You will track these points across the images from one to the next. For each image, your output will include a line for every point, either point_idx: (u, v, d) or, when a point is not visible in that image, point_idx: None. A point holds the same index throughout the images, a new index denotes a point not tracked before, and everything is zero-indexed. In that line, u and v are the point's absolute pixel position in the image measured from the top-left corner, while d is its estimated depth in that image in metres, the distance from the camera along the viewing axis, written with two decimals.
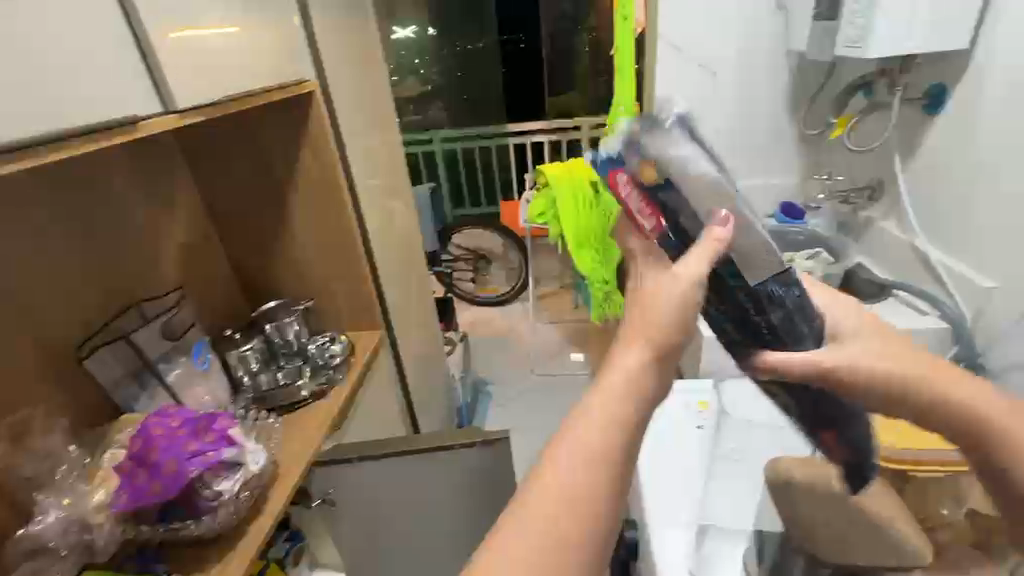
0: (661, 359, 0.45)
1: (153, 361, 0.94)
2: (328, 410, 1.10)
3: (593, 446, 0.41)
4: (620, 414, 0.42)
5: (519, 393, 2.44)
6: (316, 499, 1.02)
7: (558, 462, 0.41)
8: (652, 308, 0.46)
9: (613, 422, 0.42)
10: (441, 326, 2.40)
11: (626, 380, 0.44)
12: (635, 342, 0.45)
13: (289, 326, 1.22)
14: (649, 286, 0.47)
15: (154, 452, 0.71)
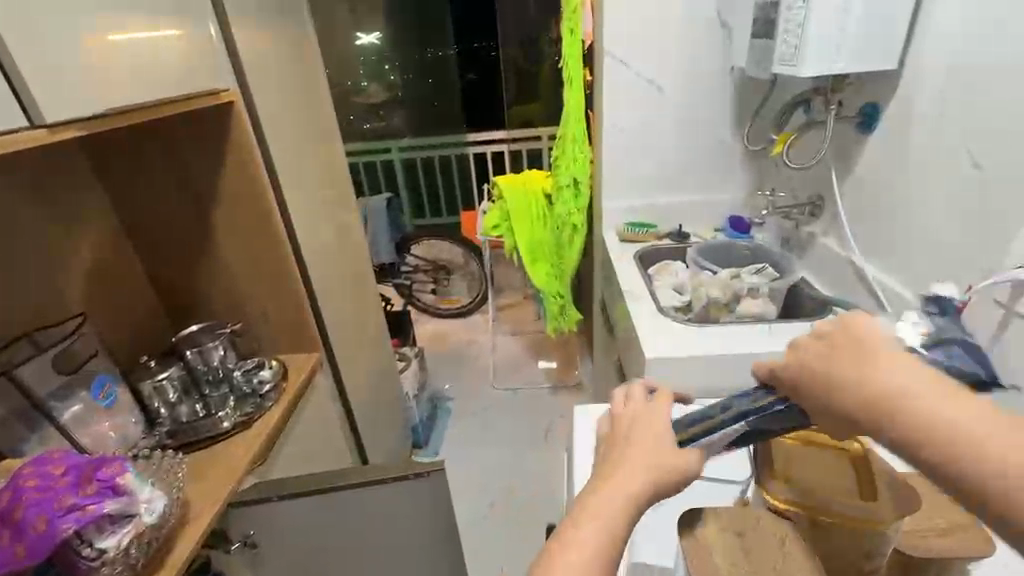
0: (659, 481, 0.49)
1: (42, 398, 0.85)
2: (254, 438, 1.02)
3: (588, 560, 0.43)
4: (616, 526, 0.45)
5: (477, 408, 2.38)
6: (236, 542, 0.95)
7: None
8: (649, 434, 0.53)
9: (606, 538, 0.44)
10: (395, 341, 2.32)
11: (627, 494, 0.47)
12: (638, 462, 0.50)
13: (213, 351, 1.12)
14: (642, 417, 0.55)
15: (19, 511, 0.63)
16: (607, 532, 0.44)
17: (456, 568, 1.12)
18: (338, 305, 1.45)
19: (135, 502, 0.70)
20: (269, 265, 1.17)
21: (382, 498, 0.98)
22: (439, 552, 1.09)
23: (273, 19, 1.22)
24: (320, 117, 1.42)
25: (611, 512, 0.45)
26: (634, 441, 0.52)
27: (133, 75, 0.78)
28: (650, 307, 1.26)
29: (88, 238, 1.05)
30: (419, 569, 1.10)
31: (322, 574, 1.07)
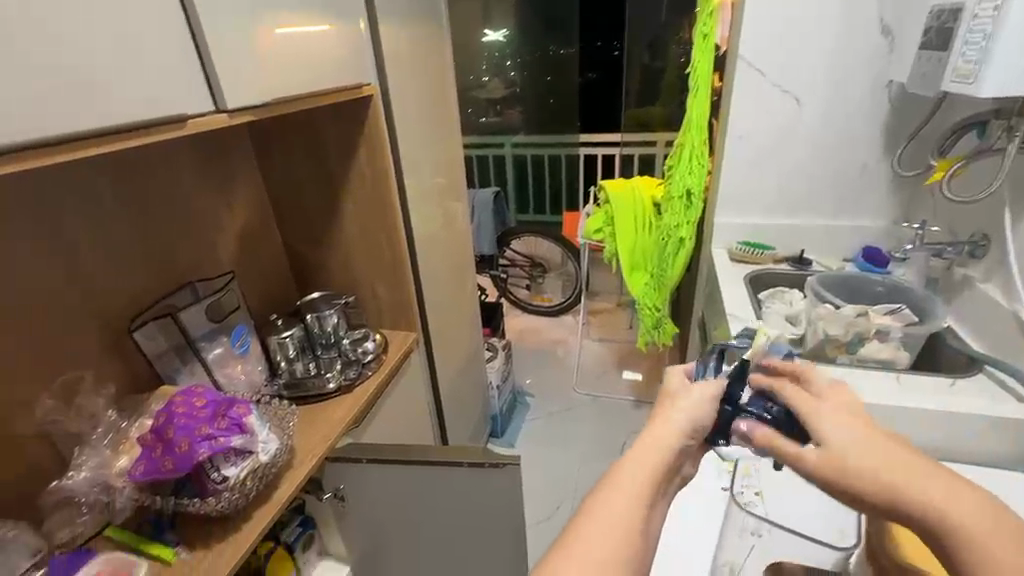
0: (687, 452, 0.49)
1: (194, 338, 1.00)
2: (354, 403, 1.12)
3: (617, 532, 0.42)
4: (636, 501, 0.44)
5: (557, 411, 2.37)
6: (328, 492, 1.08)
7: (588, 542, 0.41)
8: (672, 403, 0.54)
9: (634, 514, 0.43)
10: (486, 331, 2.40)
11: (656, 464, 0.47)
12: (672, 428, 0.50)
13: (328, 318, 1.24)
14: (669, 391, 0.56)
15: (170, 430, 0.76)
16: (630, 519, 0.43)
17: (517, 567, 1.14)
18: (439, 290, 1.53)
19: (254, 441, 0.81)
20: (380, 247, 1.28)
21: (459, 478, 1.03)
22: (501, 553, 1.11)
23: (415, 18, 1.30)
24: (443, 113, 1.49)
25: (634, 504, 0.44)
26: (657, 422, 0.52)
27: (296, 67, 0.89)
28: (757, 337, 1.17)
29: (244, 208, 1.22)
30: (482, 559, 1.13)
31: (391, 537, 1.15)
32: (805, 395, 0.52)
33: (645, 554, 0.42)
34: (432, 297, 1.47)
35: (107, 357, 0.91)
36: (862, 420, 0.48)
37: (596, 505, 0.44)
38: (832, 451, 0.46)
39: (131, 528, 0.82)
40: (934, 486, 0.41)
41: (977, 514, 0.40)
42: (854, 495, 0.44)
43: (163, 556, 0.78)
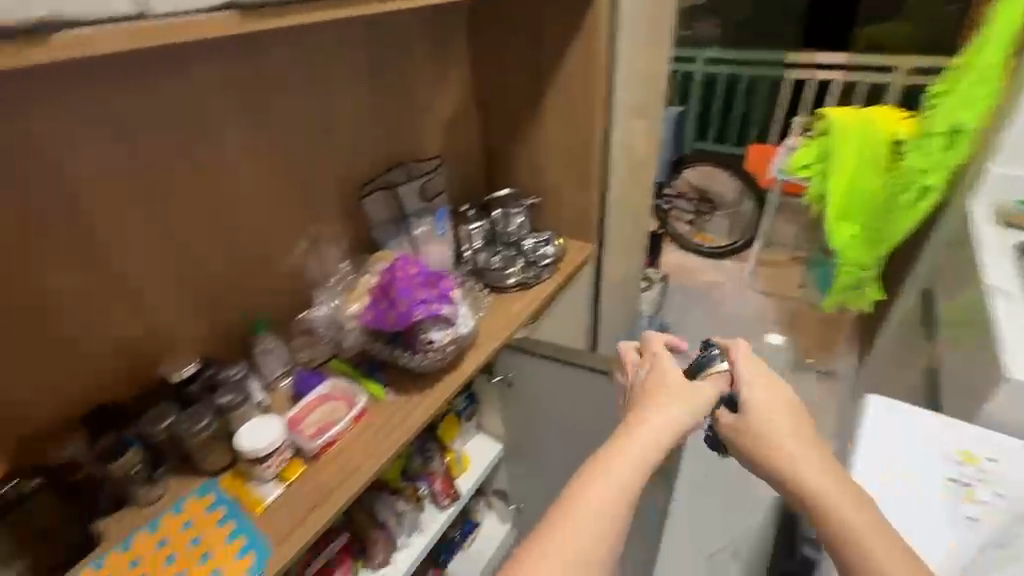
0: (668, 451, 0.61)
1: (408, 211, 1.09)
2: (531, 300, 1.16)
3: (598, 525, 0.53)
4: (629, 481, 0.56)
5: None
6: (497, 376, 1.17)
7: (571, 521, 0.52)
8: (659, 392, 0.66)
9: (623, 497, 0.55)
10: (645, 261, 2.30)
11: (643, 451, 0.59)
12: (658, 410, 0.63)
13: (514, 217, 1.29)
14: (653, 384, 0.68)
15: (393, 289, 0.84)
16: (619, 511, 0.54)
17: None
18: (625, 203, 1.45)
19: (456, 314, 0.87)
20: (579, 145, 1.25)
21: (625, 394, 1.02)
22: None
23: None
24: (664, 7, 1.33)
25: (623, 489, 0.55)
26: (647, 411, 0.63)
27: None
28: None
29: (453, 95, 1.25)
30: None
31: (541, 430, 1.23)
32: (753, 377, 0.68)
33: (616, 534, 0.53)
34: (616, 213, 1.41)
35: (340, 216, 1.04)
36: (777, 396, 0.67)
37: (592, 493, 0.54)
38: (757, 423, 0.65)
39: (350, 362, 0.96)
40: (840, 492, 0.57)
41: (844, 488, 0.58)
42: (761, 460, 0.63)
43: (375, 393, 0.92)
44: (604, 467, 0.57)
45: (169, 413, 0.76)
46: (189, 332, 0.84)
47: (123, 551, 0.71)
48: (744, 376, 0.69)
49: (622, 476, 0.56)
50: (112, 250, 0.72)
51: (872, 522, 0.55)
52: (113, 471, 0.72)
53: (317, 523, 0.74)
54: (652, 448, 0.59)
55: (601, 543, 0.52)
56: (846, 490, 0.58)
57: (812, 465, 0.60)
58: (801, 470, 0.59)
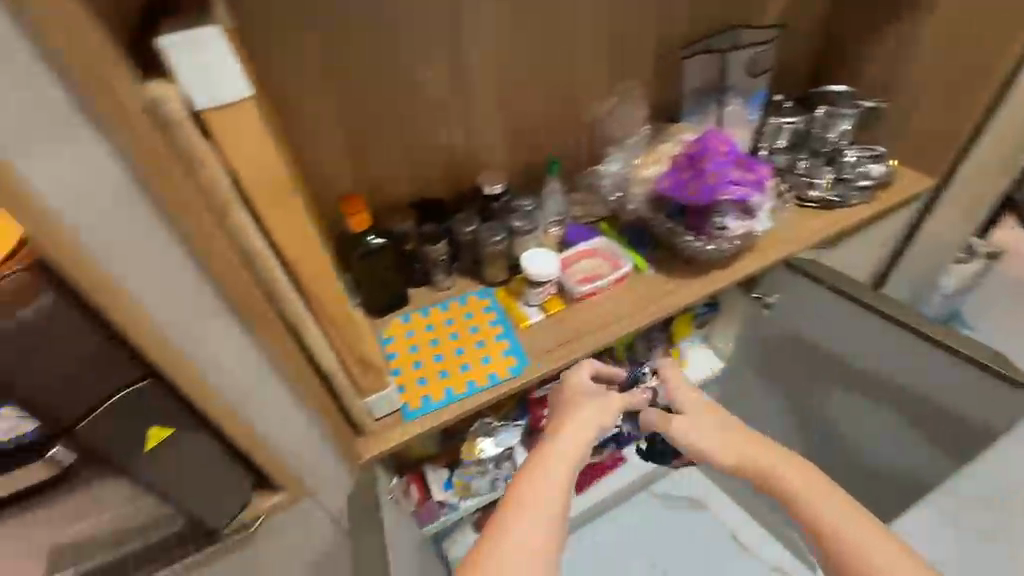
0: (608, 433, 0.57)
1: (727, 83, 0.98)
2: (829, 223, 0.99)
3: (536, 541, 0.46)
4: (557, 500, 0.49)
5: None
6: (755, 293, 1.07)
7: (511, 531, 0.46)
8: (574, 389, 0.64)
9: (549, 512, 0.48)
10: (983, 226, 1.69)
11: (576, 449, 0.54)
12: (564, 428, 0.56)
13: (840, 121, 1.05)
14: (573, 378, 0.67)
15: (705, 161, 0.77)
16: (551, 515, 0.48)
17: (915, 470, 0.97)
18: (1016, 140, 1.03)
19: (762, 208, 0.78)
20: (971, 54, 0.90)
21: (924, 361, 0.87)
22: (916, 441, 0.95)
23: None
24: None
25: (549, 501, 0.49)
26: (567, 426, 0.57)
27: None
28: None
29: None
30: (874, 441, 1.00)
31: (779, 365, 1.13)
32: (670, 375, 0.67)
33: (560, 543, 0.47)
34: (998, 146, 1.03)
35: (649, 78, 0.96)
36: (710, 402, 0.63)
37: (518, 501, 0.49)
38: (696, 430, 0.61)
39: (618, 228, 0.96)
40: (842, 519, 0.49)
41: (854, 521, 0.48)
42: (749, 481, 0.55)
43: (638, 265, 0.92)
44: (550, 458, 0.53)
45: (474, 221, 0.87)
46: (499, 160, 0.92)
47: (422, 316, 0.86)
48: (669, 373, 0.67)
49: (550, 491, 0.49)
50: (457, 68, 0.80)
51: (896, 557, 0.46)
52: (428, 253, 0.86)
53: (568, 355, 0.80)
54: (573, 444, 0.55)
55: (543, 561, 0.45)
56: (828, 498, 0.51)
57: (807, 492, 0.51)
58: (781, 477, 0.53)
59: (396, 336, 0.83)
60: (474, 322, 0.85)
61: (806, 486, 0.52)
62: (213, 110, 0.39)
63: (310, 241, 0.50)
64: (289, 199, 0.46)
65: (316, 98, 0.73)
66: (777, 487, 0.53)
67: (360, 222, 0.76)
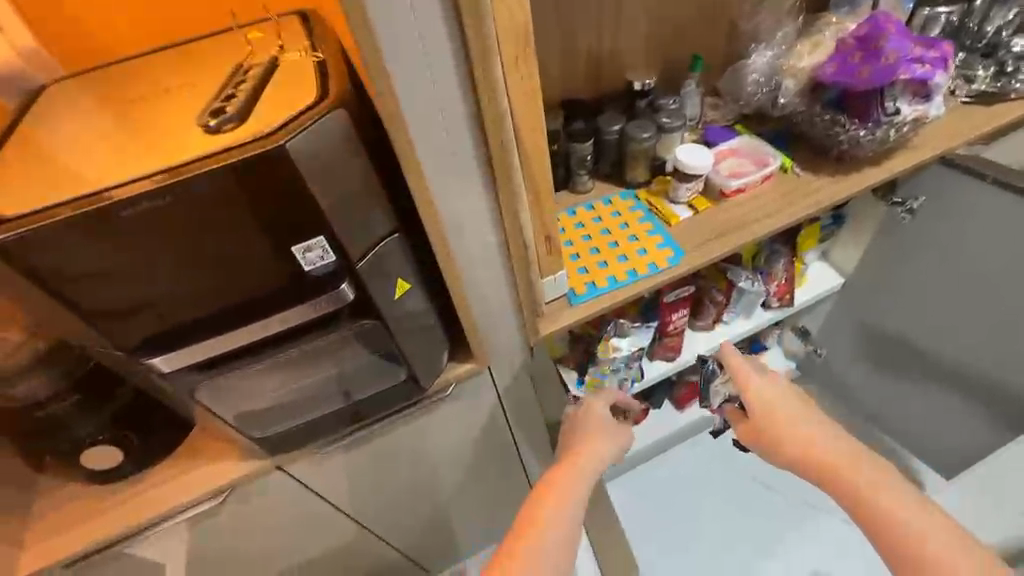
0: (593, 455, 0.76)
1: None
2: (989, 119, 0.93)
3: (555, 542, 0.63)
4: (571, 520, 0.66)
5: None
6: (895, 200, 1.01)
7: (541, 543, 0.63)
8: (581, 427, 0.83)
9: (564, 526, 0.65)
10: None
11: (584, 478, 0.72)
12: (581, 456, 0.75)
13: (1005, 12, 0.98)
14: (587, 410, 0.86)
15: (879, 41, 0.74)
16: (563, 530, 0.65)
17: None
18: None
19: (938, 89, 0.75)
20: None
21: None
22: None
23: None
24: None
25: (560, 517, 0.66)
26: (576, 454, 0.76)
27: None
28: None
29: None
30: (998, 357, 1.00)
31: (897, 282, 1.11)
32: (738, 368, 0.74)
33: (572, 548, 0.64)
34: None
35: None
36: (767, 385, 0.72)
37: (540, 516, 0.66)
38: (767, 423, 0.69)
39: (755, 129, 0.95)
40: (887, 503, 0.58)
41: (898, 502, 0.58)
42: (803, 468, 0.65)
43: (784, 164, 0.90)
44: (575, 479, 0.71)
45: (620, 120, 0.88)
46: (641, 59, 0.92)
47: (569, 217, 0.89)
48: (738, 367, 0.74)
49: (569, 512, 0.67)
50: None
51: (933, 531, 0.55)
52: (574, 150, 0.87)
53: (720, 248, 0.82)
54: (583, 466, 0.73)
55: (562, 558, 0.63)
56: (869, 484, 0.60)
57: (847, 479, 0.61)
58: (822, 461, 0.63)
59: None
60: (622, 221, 0.87)
61: (856, 479, 0.60)
62: None
63: (535, 108, 0.52)
64: (531, 59, 0.48)
65: None
66: (823, 472, 0.63)
67: None
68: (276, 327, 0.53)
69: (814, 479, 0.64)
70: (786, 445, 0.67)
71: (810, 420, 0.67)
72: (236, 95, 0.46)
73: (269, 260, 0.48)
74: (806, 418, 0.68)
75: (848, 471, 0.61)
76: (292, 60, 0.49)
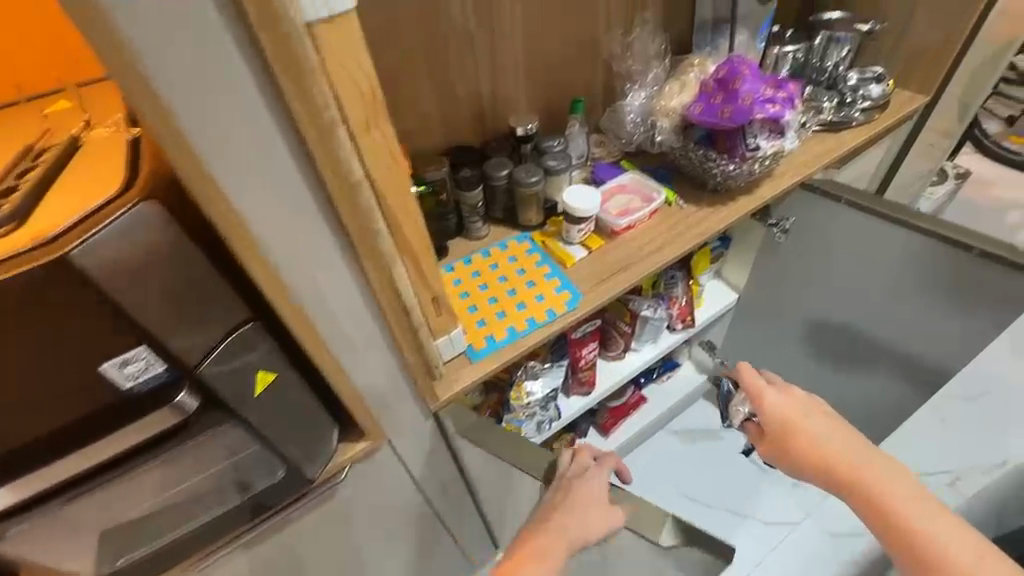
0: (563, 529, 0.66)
1: (737, 13, 0.97)
2: (836, 146, 1.03)
3: None
4: None
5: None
6: (772, 221, 1.08)
7: None
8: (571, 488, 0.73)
9: None
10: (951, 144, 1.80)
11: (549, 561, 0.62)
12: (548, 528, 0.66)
13: (838, 48, 1.07)
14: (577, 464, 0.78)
15: (734, 83, 0.79)
16: None
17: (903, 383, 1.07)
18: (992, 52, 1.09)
19: (791, 124, 0.81)
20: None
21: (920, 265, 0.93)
22: (905, 356, 1.04)
23: None
24: None
25: None
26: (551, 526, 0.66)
27: None
28: None
29: None
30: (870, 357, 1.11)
31: (783, 294, 1.20)
32: (754, 383, 0.72)
33: None
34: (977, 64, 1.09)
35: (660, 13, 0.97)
36: (788, 399, 0.70)
37: None
38: (788, 436, 0.66)
39: (641, 164, 0.98)
40: (922, 516, 0.53)
41: (928, 507, 0.54)
42: (825, 476, 0.61)
43: (668, 198, 0.93)
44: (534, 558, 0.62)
45: (508, 165, 0.87)
46: (523, 100, 0.92)
47: (466, 265, 0.87)
48: (754, 383, 0.72)
49: None
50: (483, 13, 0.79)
51: (961, 546, 0.50)
52: (464, 199, 0.87)
53: (615, 286, 0.82)
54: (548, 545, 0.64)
55: None
56: (898, 501, 0.54)
57: (878, 494, 0.56)
58: (850, 476, 0.58)
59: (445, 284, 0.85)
60: (520, 265, 0.86)
61: (881, 490, 0.56)
62: (326, 26, 0.38)
63: (397, 173, 0.50)
64: (381, 122, 0.46)
65: None
66: (850, 484, 0.58)
67: None
68: (122, 446, 0.46)
69: (841, 491, 0.59)
70: (805, 456, 0.64)
71: (835, 440, 0.63)
72: (23, 187, 0.38)
73: (81, 377, 0.40)
74: (832, 430, 0.64)
75: (881, 486, 0.56)
76: (102, 141, 0.43)
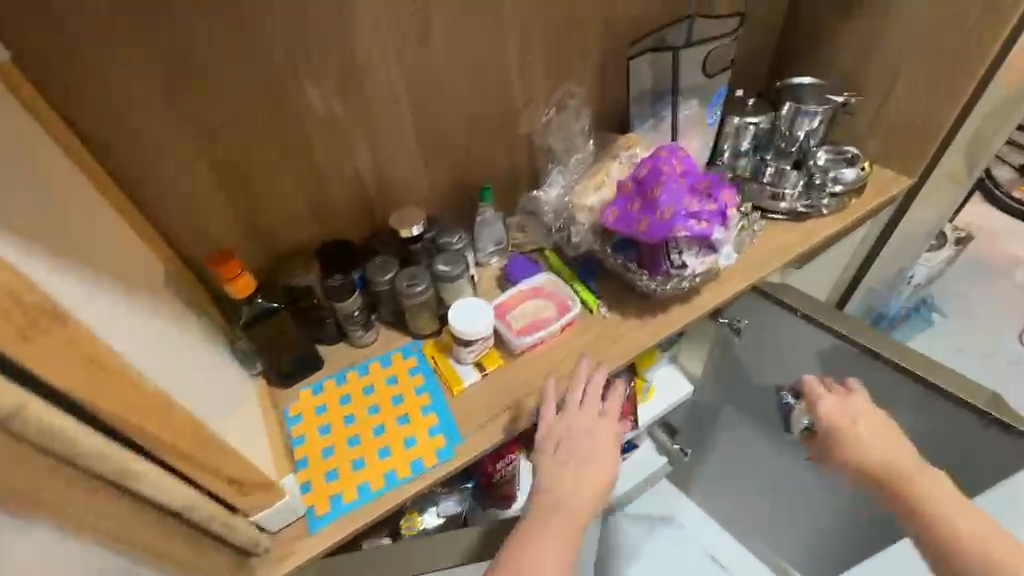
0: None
1: (678, 87, 0.83)
2: (801, 238, 0.88)
3: None
4: None
5: (1000, 355, 1.53)
6: (724, 319, 0.93)
7: None
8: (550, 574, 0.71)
9: None
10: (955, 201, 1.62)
11: None
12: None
13: (807, 119, 0.91)
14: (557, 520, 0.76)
15: (653, 189, 0.65)
16: None
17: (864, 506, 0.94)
18: (993, 134, 0.92)
19: (725, 240, 0.66)
20: (953, 40, 0.78)
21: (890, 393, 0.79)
22: None
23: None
24: None
25: None
26: None
27: None
28: None
29: None
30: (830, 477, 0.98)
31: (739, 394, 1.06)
32: (813, 391, 0.73)
33: None
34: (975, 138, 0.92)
35: (591, 83, 0.83)
36: (850, 403, 0.70)
37: None
38: (844, 441, 0.68)
39: (565, 258, 0.83)
40: (998, 551, 0.52)
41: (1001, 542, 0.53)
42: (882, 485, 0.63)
43: (588, 303, 0.79)
44: None
45: (393, 267, 0.73)
46: (422, 186, 0.79)
47: (337, 385, 0.73)
48: (817, 392, 0.73)
49: None
50: (350, 95, 0.65)
51: None
52: (338, 308, 0.72)
53: (506, 428, 0.68)
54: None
55: None
56: (956, 505, 0.56)
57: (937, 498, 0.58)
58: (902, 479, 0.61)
59: (305, 413, 0.71)
60: (398, 391, 0.72)
61: (941, 495, 0.58)
62: None
63: (102, 374, 0.36)
64: (52, 326, 0.33)
65: (166, 135, 0.58)
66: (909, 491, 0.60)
67: (241, 286, 0.62)
68: None
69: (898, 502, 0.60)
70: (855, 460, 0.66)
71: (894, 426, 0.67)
72: None
73: None
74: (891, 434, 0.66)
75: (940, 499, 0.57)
76: None
